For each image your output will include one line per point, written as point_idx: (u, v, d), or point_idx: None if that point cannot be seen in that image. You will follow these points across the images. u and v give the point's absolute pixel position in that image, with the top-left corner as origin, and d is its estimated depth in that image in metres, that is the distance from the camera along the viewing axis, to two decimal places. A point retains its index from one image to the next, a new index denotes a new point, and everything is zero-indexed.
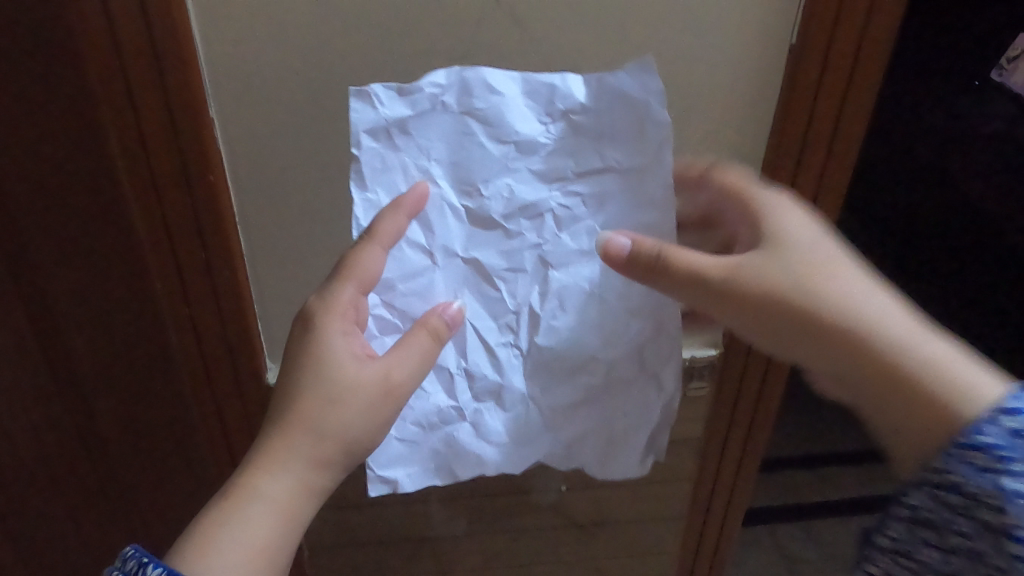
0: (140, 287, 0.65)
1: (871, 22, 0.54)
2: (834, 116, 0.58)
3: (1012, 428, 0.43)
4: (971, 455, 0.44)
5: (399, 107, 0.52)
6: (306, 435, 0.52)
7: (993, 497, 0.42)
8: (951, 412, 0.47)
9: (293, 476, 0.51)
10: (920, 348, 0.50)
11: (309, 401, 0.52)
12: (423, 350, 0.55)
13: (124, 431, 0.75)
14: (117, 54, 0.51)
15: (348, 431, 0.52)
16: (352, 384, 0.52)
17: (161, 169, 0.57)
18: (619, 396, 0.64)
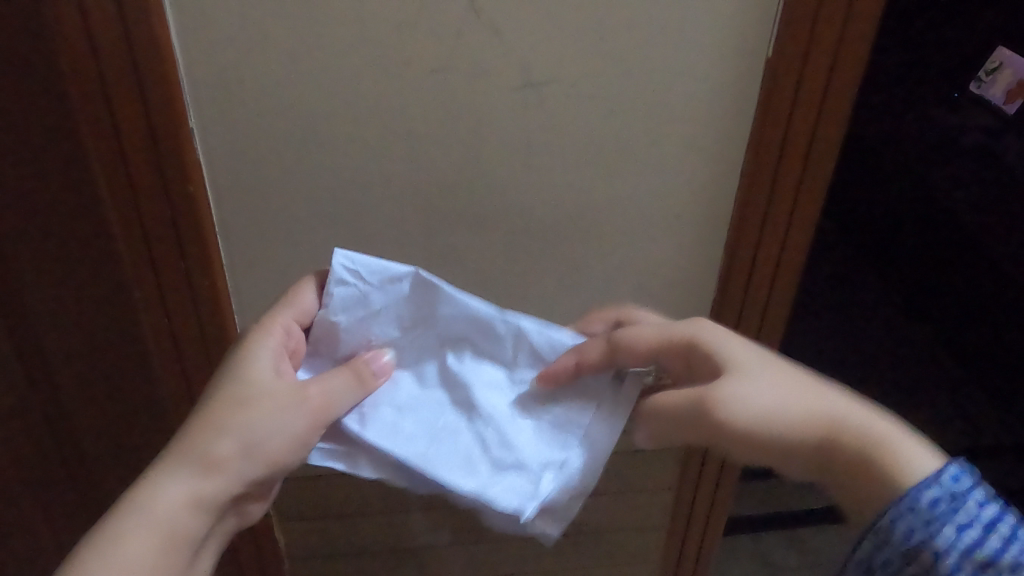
0: (117, 295, 0.64)
1: (846, 33, 0.56)
2: (811, 126, 0.60)
3: (947, 493, 0.42)
4: (909, 514, 0.42)
5: (377, 287, 0.55)
6: (202, 435, 0.49)
7: (929, 555, 0.41)
8: (886, 473, 0.46)
9: (183, 483, 0.48)
10: (843, 414, 0.49)
11: (218, 404, 0.50)
12: (348, 387, 0.53)
13: (102, 440, 0.75)
14: (92, 61, 0.51)
15: (254, 438, 0.49)
16: (266, 394, 0.50)
17: (136, 176, 0.56)
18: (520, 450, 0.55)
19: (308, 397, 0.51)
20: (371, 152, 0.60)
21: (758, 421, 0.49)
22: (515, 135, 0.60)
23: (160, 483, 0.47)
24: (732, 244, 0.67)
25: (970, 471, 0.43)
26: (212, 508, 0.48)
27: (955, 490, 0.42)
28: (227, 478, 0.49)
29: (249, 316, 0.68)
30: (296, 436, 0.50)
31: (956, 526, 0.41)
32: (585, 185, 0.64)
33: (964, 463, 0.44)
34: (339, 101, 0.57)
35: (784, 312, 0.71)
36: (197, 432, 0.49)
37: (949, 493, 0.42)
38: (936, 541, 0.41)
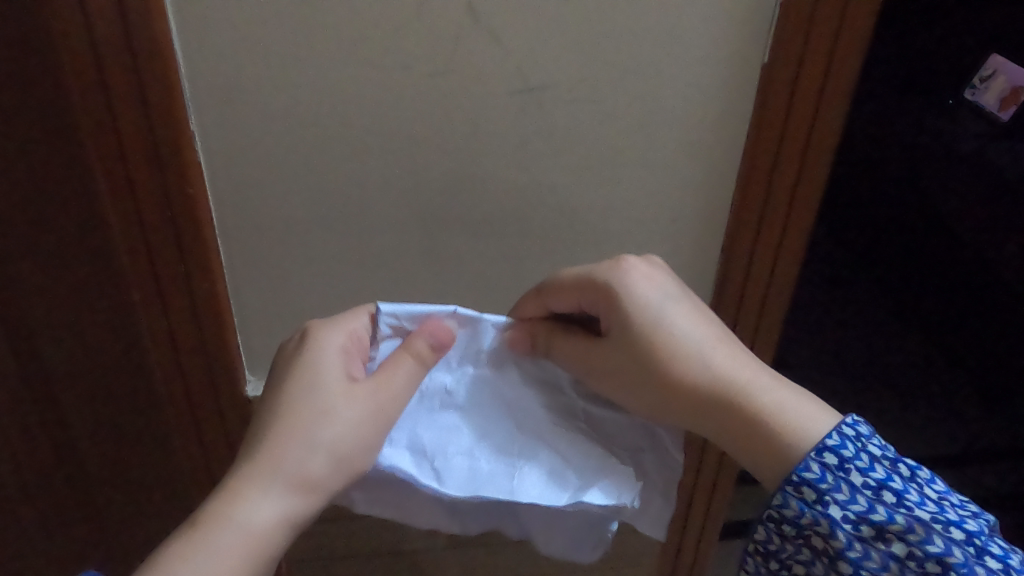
0: (115, 298, 0.65)
1: (840, 41, 0.57)
2: (805, 133, 0.61)
3: (831, 464, 0.49)
4: (801, 493, 0.49)
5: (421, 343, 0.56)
6: (293, 446, 0.49)
7: (824, 527, 0.48)
8: (779, 453, 0.51)
9: (277, 496, 0.48)
10: (766, 398, 0.53)
11: (302, 416, 0.50)
12: (410, 375, 0.53)
13: (100, 444, 0.75)
14: (93, 65, 0.52)
15: (342, 447, 0.50)
16: (347, 404, 0.51)
17: (136, 179, 0.57)
18: (585, 465, 0.57)
19: (381, 404, 0.52)
20: (370, 157, 0.60)
21: (678, 378, 0.55)
22: (514, 139, 0.61)
23: (253, 494, 0.47)
24: (728, 247, 0.68)
25: (851, 436, 0.50)
26: (304, 522, 0.49)
27: (838, 462, 0.49)
28: (319, 491, 0.49)
29: (246, 319, 0.68)
30: (377, 437, 0.52)
31: (844, 498, 0.48)
32: (581, 190, 0.64)
33: (847, 427, 0.50)
34: (339, 105, 0.57)
35: (779, 317, 0.72)
36: (290, 444, 0.49)
37: (834, 464, 0.49)
38: (827, 517, 0.48)
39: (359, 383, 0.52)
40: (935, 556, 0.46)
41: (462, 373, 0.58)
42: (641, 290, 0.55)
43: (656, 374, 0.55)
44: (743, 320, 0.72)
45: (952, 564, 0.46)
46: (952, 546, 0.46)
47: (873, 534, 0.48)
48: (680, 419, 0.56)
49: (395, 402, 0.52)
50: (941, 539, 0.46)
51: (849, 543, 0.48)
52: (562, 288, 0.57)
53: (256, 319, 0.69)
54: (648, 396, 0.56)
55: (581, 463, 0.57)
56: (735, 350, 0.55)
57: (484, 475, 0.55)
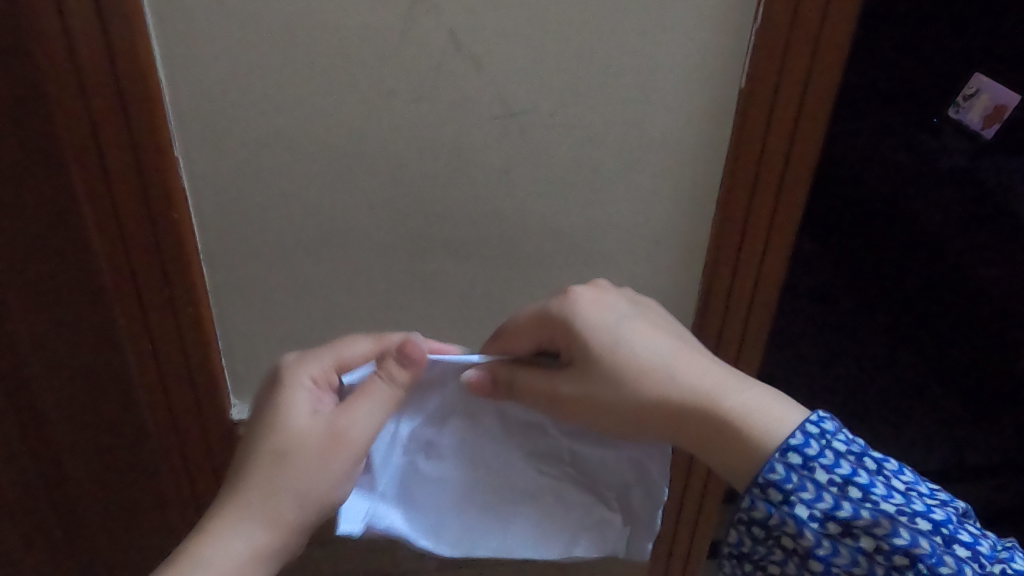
0: (100, 323, 0.65)
1: (815, 66, 0.58)
2: (783, 155, 0.62)
3: (795, 464, 0.49)
4: (767, 494, 0.49)
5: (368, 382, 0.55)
6: (255, 489, 0.50)
7: (791, 526, 0.49)
8: (749, 450, 0.51)
9: (240, 541, 0.49)
10: (730, 400, 0.53)
11: (260, 460, 0.51)
12: (381, 403, 0.53)
13: (84, 469, 0.75)
14: (78, 94, 0.52)
15: (302, 486, 0.51)
16: (305, 442, 0.51)
17: (119, 205, 0.57)
18: (562, 512, 0.60)
19: (344, 435, 0.52)
20: (353, 179, 0.61)
21: (639, 402, 0.55)
22: (496, 163, 0.62)
23: (220, 540, 0.49)
24: (709, 268, 0.69)
25: (814, 434, 0.50)
26: (275, 559, 0.50)
27: (802, 461, 0.49)
28: (285, 531, 0.50)
29: (231, 342, 0.69)
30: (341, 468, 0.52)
31: (809, 497, 0.49)
32: (563, 211, 0.65)
33: (811, 425, 0.50)
34: (321, 130, 0.58)
35: (762, 334, 0.72)
36: (251, 489, 0.50)
37: (798, 464, 0.49)
38: (794, 516, 0.49)
39: (319, 417, 0.52)
40: (902, 549, 0.47)
41: (436, 425, 0.58)
42: (587, 336, 0.56)
43: (614, 407, 0.56)
44: (726, 339, 0.72)
45: (919, 554, 0.46)
46: (918, 537, 0.47)
47: (840, 531, 0.48)
48: (649, 433, 0.56)
49: (361, 431, 0.52)
50: (908, 531, 0.47)
51: (818, 540, 0.48)
52: (520, 330, 0.58)
53: (242, 342, 0.69)
54: (609, 421, 0.57)
55: (558, 510, 0.60)
56: (695, 362, 0.55)
57: (470, 530, 0.59)
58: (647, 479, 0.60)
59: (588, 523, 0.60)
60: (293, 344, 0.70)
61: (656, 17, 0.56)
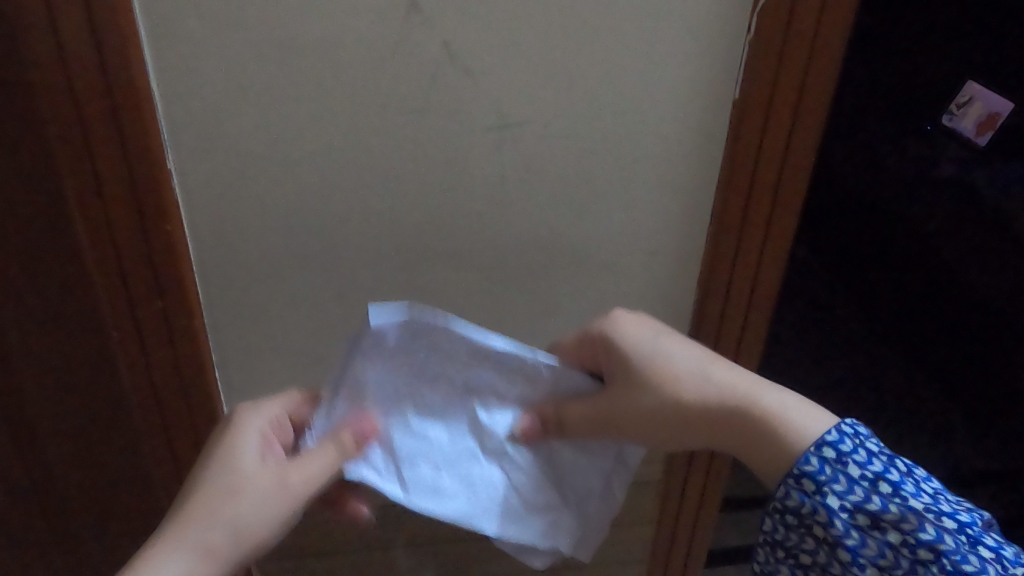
0: (92, 336, 0.65)
1: (808, 77, 0.58)
2: (777, 168, 0.62)
3: (829, 458, 0.50)
4: (802, 484, 0.50)
5: (410, 326, 0.51)
6: (198, 516, 0.50)
7: (822, 516, 0.50)
8: (785, 454, 0.52)
9: (172, 565, 0.48)
10: (767, 399, 0.54)
11: (210, 490, 0.51)
12: (333, 467, 0.53)
13: (78, 482, 0.74)
14: (71, 108, 0.52)
15: (241, 525, 0.50)
16: (255, 481, 0.51)
17: (111, 218, 0.57)
18: (541, 506, 0.60)
19: (288, 483, 0.52)
20: (349, 193, 0.61)
21: (685, 404, 0.55)
22: (491, 175, 0.61)
23: (155, 562, 0.48)
24: (705, 280, 0.69)
25: (849, 433, 0.51)
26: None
27: (837, 455, 0.50)
28: (217, 565, 0.49)
29: (225, 355, 0.68)
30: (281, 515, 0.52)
31: (841, 489, 0.49)
32: (559, 223, 0.65)
33: (846, 425, 0.51)
34: (315, 143, 0.58)
35: (759, 344, 0.72)
36: (195, 515, 0.50)
37: (832, 458, 0.50)
38: (825, 506, 0.49)
39: (272, 464, 0.53)
40: (926, 543, 0.47)
41: (485, 375, 0.55)
42: (633, 349, 0.57)
43: (660, 414, 0.56)
44: (723, 349, 0.72)
45: (944, 550, 0.46)
46: (943, 534, 0.47)
47: (868, 523, 0.48)
48: (690, 438, 0.56)
49: (305, 486, 0.52)
50: (934, 528, 0.47)
51: (847, 530, 0.49)
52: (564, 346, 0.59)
53: (237, 354, 0.69)
54: (653, 427, 0.57)
55: (537, 500, 0.60)
56: (728, 369, 0.56)
57: (450, 489, 0.56)
58: (621, 471, 0.62)
59: (553, 523, 0.61)
60: (288, 358, 0.70)
61: (651, 29, 0.56)
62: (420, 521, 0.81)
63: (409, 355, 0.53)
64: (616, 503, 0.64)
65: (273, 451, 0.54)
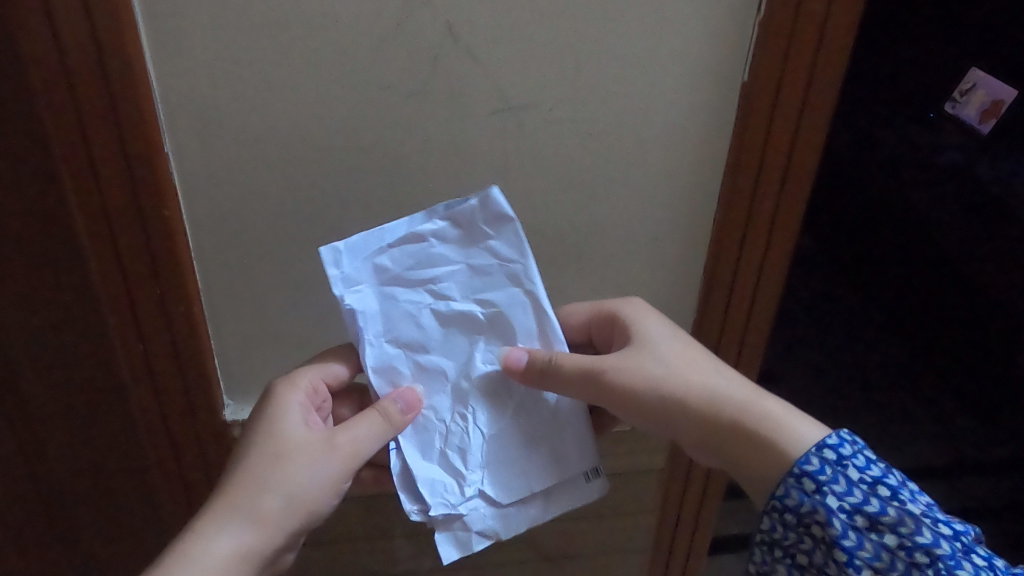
0: (87, 323, 0.63)
1: (819, 59, 0.56)
2: (787, 147, 0.60)
3: (830, 459, 0.49)
4: (801, 484, 0.49)
5: (479, 223, 0.54)
6: (248, 488, 0.50)
7: (821, 515, 0.48)
8: (779, 458, 0.51)
9: (232, 537, 0.48)
10: (766, 403, 0.54)
11: (256, 461, 0.51)
12: (383, 436, 0.53)
13: (76, 472, 0.73)
14: (65, 89, 0.51)
15: (295, 490, 0.51)
16: (301, 445, 0.52)
17: (107, 203, 0.56)
18: (474, 478, 0.56)
19: (337, 446, 0.52)
20: (350, 178, 0.60)
21: (684, 390, 0.55)
22: (494, 159, 0.60)
23: (211, 536, 0.48)
24: (711, 266, 0.68)
25: (849, 438, 0.50)
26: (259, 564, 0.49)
27: (838, 457, 0.49)
28: (272, 531, 0.50)
29: (224, 342, 0.67)
30: (330, 482, 0.52)
31: (840, 489, 0.48)
32: (563, 208, 0.64)
33: (847, 432, 0.51)
34: (315, 126, 0.57)
35: (764, 331, 0.71)
36: (244, 487, 0.50)
37: (833, 459, 0.49)
38: (825, 505, 0.48)
39: (315, 429, 0.53)
40: (923, 547, 0.46)
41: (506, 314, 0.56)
42: (639, 336, 0.57)
43: (657, 397, 0.55)
44: (727, 336, 0.71)
45: (940, 554, 0.45)
46: (939, 539, 0.46)
47: (866, 525, 0.47)
48: (684, 423, 0.55)
49: (354, 450, 0.53)
50: (931, 532, 0.46)
51: (845, 532, 0.47)
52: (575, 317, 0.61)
53: (236, 341, 0.68)
54: (648, 405, 0.55)
55: (473, 469, 0.56)
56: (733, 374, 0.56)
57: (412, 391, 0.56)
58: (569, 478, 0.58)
59: (470, 504, 0.56)
60: (288, 345, 0.69)
61: (657, 11, 0.55)
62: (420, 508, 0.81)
63: (461, 255, 0.55)
64: (527, 515, 0.57)
65: (311, 418, 0.54)
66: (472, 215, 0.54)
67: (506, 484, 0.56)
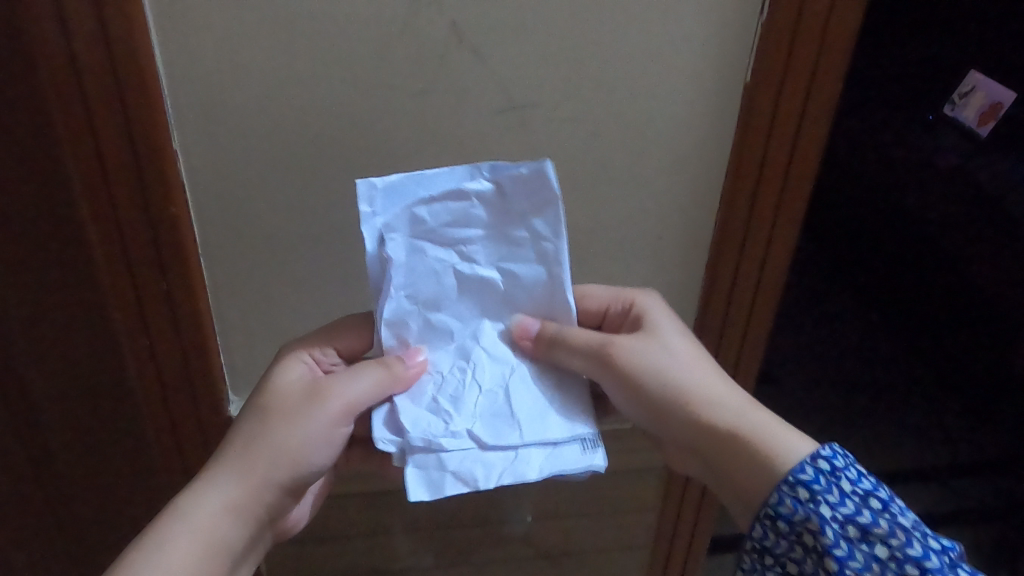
0: (94, 318, 0.64)
1: (821, 61, 0.57)
2: (787, 153, 0.61)
3: (824, 469, 0.49)
4: (795, 492, 0.48)
5: (518, 190, 0.52)
6: (239, 441, 0.52)
7: (814, 524, 0.47)
8: (768, 469, 0.51)
9: (220, 487, 0.51)
10: (757, 416, 0.54)
11: (249, 416, 0.53)
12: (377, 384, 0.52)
13: (80, 468, 0.74)
14: (76, 85, 0.51)
15: (281, 439, 0.52)
16: (291, 398, 0.53)
17: (115, 198, 0.56)
18: (460, 423, 0.52)
19: (325, 394, 0.53)
20: (355, 177, 0.60)
21: (687, 386, 0.55)
22: (499, 158, 0.61)
23: (202, 487, 0.51)
24: (712, 266, 0.68)
25: (841, 452, 0.50)
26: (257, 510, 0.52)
27: (831, 468, 0.49)
28: (263, 478, 0.51)
29: (229, 339, 0.68)
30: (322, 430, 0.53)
31: (834, 500, 0.48)
32: (566, 206, 0.64)
33: (839, 444, 0.51)
34: (322, 125, 0.57)
35: (764, 330, 0.72)
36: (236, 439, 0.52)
37: (827, 470, 0.49)
38: (818, 514, 0.47)
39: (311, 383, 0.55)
40: (914, 559, 0.45)
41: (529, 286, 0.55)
42: (651, 329, 0.57)
43: (658, 390, 0.55)
44: (727, 334, 0.72)
45: (929, 567, 0.45)
46: (928, 552, 0.46)
47: (858, 536, 0.47)
48: (676, 422, 0.55)
49: (345, 399, 0.52)
50: (921, 545, 0.46)
51: (836, 542, 0.47)
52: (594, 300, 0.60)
53: (241, 338, 0.68)
54: (646, 396, 0.56)
55: (461, 412, 0.53)
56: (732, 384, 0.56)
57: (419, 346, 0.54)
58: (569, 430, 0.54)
59: (449, 445, 0.52)
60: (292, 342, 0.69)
61: (663, 10, 0.55)
62: (421, 504, 0.81)
63: (496, 220, 0.53)
64: (508, 468, 0.52)
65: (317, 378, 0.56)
66: (514, 180, 0.51)
67: (492, 432, 0.52)
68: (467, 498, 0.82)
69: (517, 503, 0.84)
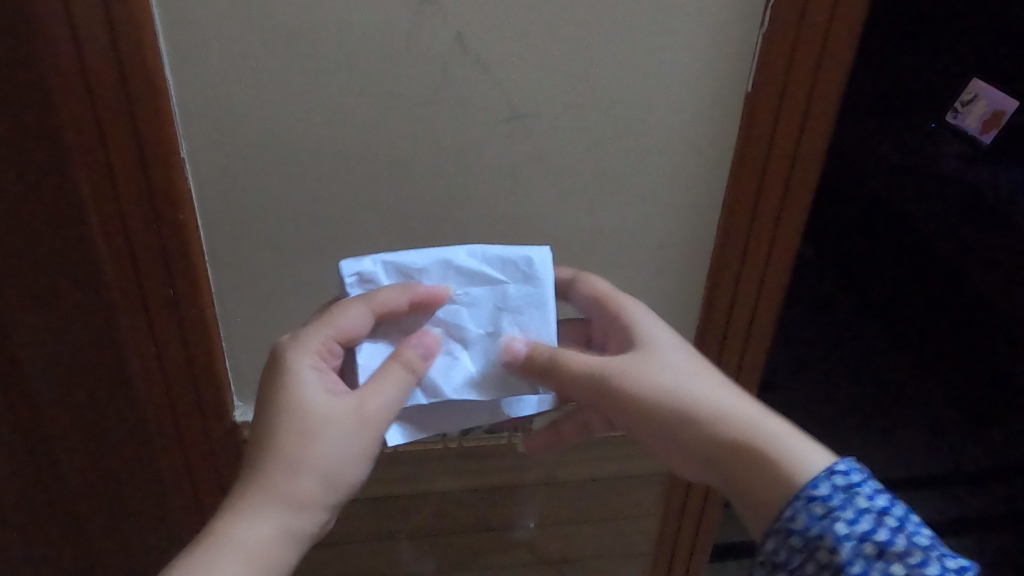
0: (102, 326, 0.65)
1: (821, 71, 0.58)
2: (788, 161, 0.62)
3: (840, 484, 0.48)
4: (810, 508, 0.48)
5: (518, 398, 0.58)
6: (281, 466, 0.48)
7: (828, 541, 0.46)
8: (785, 484, 0.50)
9: (269, 521, 0.47)
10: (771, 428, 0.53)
11: (282, 440, 0.49)
12: (399, 383, 0.52)
13: (88, 474, 0.74)
14: (86, 96, 0.52)
15: (326, 468, 0.49)
16: (326, 421, 0.50)
17: (124, 207, 0.57)
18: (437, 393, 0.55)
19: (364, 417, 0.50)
20: (360, 183, 0.61)
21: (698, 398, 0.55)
22: (502, 166, 0.61)
23: (248, 519, 0.47)
24: (715, 273, 0.69)
25: (859, 467, 0.49)
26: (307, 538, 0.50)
27: (848, 484, 0.48)
28: (309, 513, 0.49)
29: (234, 346, 0.68)
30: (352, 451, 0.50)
31: (849, 516, 0.47)
32: (570, 215, 0.65)
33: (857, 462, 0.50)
34: (327, 134, 0.58)
35: (766, 336, 0.72)
36: (278, 467, 0.48)
37: (843, 486, 0.48)
38: (832, 530, 0.46)
39: (342, 396, 0.51)
40: None
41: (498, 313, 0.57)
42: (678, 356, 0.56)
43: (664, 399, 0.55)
44: (730, 341, 0.72)
45: None
46: (946, 571, 0.44)
47: (874, 553, 0.45)
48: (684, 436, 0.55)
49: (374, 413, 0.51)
50: (938, 564, 0.44)
51: (852, 559, 0.46)
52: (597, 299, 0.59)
53: (246, 345, 0.69)
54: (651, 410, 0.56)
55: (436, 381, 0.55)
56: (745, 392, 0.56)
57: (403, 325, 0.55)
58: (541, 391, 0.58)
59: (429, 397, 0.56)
60: None
61: (664, 22, 0.56)
62: (425, 509, 0.82)
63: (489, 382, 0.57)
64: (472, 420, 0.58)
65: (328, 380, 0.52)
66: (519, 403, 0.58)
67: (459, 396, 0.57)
68: (470, 503, 0.82)
69: (520, 508, 0.84)
